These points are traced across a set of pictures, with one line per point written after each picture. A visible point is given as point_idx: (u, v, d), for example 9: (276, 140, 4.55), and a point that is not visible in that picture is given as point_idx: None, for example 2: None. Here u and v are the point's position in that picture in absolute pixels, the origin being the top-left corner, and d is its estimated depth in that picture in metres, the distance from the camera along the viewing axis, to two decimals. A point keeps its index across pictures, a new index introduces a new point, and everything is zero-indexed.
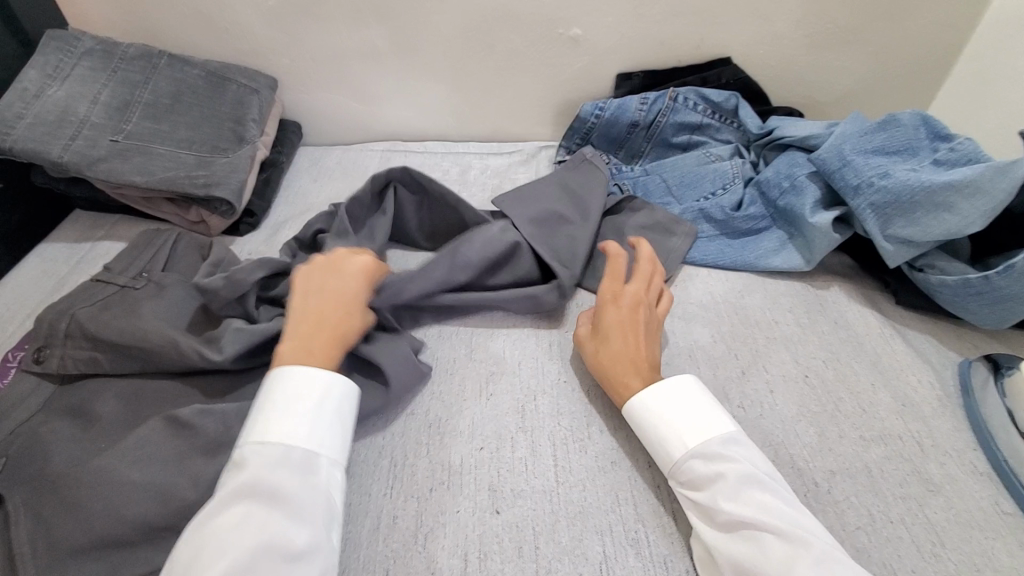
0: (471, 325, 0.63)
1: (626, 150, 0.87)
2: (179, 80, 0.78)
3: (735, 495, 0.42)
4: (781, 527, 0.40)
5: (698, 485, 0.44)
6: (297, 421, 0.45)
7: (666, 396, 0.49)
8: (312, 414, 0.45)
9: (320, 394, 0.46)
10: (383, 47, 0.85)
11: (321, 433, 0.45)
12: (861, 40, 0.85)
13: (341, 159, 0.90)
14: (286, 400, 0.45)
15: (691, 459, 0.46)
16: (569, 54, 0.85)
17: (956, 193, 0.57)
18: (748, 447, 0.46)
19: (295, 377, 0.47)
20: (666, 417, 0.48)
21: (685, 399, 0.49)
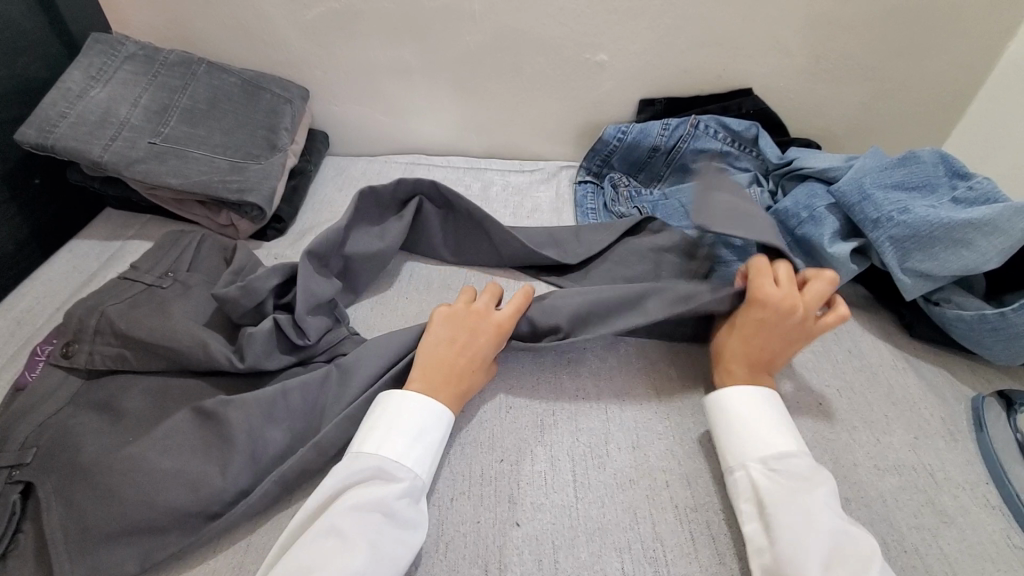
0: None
1: (645, 174, 0.90)
2: (216, 87, 0.80)
3: (816, 504, 0.44)
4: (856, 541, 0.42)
5: (766, 481, 0.46)
6: (410, 438, 0.47)
7: (759, 408, 0.51)
8: (431, 441, 0.48)
9: (434, 420, 0.48)
10: (414, 64, 0.87)
11: (427, 455, 0.47)
12: (878, 77, 0.87)
13: (366, 170, 0.92)
14: (407, 423, 0.47)
15: (769, 459, 0.47)
16: (594, 78, 0.88)
17: (975, 230, 0.58)
18: (816, 465, 0.47)
19: (405, 399, 0.49)
20: (751, 419, 0.50)
21: (763, 417, 0.50)
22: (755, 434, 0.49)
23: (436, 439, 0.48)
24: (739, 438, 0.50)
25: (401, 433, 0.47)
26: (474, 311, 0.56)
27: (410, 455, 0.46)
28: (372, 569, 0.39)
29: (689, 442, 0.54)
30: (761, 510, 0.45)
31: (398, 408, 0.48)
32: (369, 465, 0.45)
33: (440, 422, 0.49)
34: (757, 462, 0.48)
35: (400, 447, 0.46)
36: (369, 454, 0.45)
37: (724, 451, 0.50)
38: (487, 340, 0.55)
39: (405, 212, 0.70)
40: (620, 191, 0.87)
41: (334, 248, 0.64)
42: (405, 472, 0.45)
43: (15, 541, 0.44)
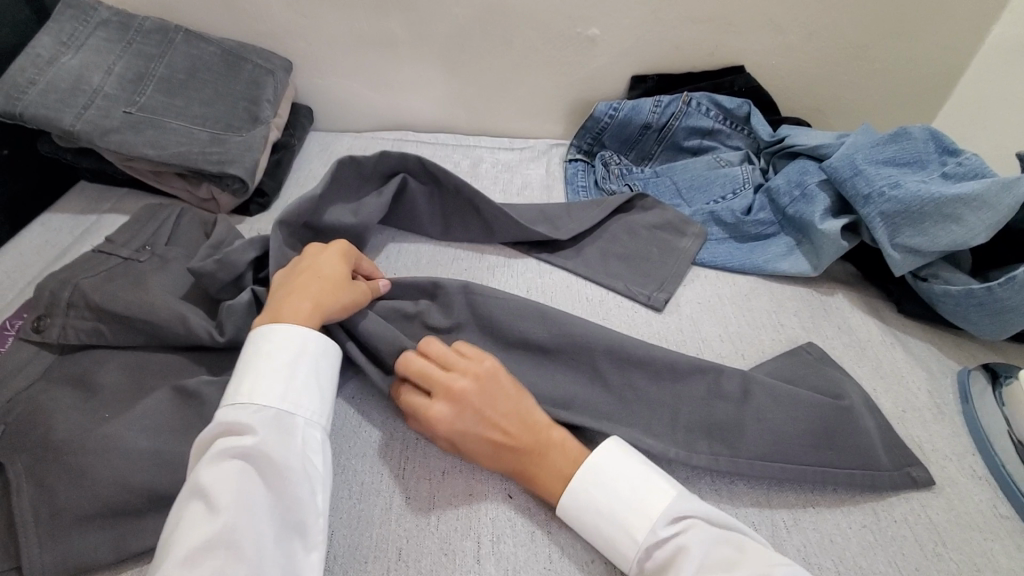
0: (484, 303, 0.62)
1: (636, 152, 0.89)
2: (194, 55, 0.77)
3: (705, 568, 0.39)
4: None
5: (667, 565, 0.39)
6: (257, 378, 0.44)
7: (613, 460, 0.45)
8: (286, 373, 0.45)
9: (281, 348, 0.46)
10: (401, 36, 0.85)
11: (290, 385, 0.44)
12: (867, 56, 0.87)
13: (351, 145, 0.90)
14: (269, 363, 0.45)
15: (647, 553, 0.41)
16: (586, 53, 0.86)
17: (964, 205, 0.59)
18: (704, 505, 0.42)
19: (264, 334, 0.46)
20: (613, 502, 0.43)
21: (625, 470, 0.44)
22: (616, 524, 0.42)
23: (294, 368, 0.45)
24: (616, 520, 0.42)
25: (259, 373, 0.44)
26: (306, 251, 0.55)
27: (260, 394, 0.43)
28: (238, 516, 0.37)
29: None
30: None
31: (251, 351, 0.46)
32: (231, 415, 0.42)
33: (304, 351, 0.46)
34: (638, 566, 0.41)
35: (252, 388, 0.44)
36: (229, 404, 0.43)
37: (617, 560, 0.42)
38: (329, 259, 0.54)
39: (387, 188, 0.67)
40: (611, 169, 0.86)
41: (313, 218, 0.62)
42: (272, 412, 0.43)
43: None
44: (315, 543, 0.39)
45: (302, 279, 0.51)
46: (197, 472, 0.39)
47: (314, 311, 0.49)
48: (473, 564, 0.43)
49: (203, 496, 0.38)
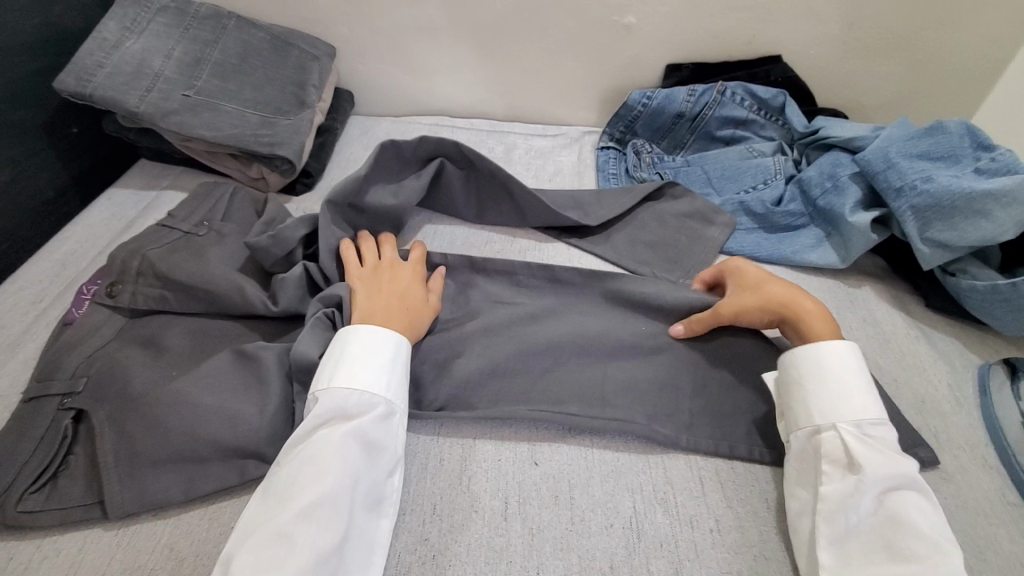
0: (516, 282, 0.65)
1: (669, 140, 0.90)
2: (246, 41, 0.81)
3: (903, 461, 0.45)
4: (934, 515, 0.42)
5: (857, 442, 0.46)
6: (364, 368, 0.49)
7: (852, 368, 0.50)
8: (386, 368, 0.50)
9: (383, 346, 0.51)
10: (442, 22, 0.87)
11: (389, 379, 0.49)
12: (908, 48, 0.86)
13: (390, 130, 0.93)
14: (375, 356, 0.50)
15: (875, 424, 0.47)
16: (621, 41, 0.87)
17: (995, 202, 0.59)
18: (894, 434, 0.47)
19: (365, 335, 0.51)
20: (864, 381, 0.49)
21: (862, 379, 0.49)
22: (851, 390, 0.48)
23: (394, 366, 0.50)
24: (839, 398, 0.48)
25: (368, 365, 0.49)
26: (385, 263, 0.60)
27: (367, 382, 0.48)
28: (343, 484, 0.43)
29: (704, 398, 0.55)
30: (879, 466, 0.44)
31: (351, 340, 0.50)
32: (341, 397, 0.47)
33: (397, 353, 0.51)
34: (850, 427, 0.47)
35: (356, 376, 0.48)
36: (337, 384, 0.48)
37: (813, 409, 0.48)
38: (408, 280, 0.59)
39: (426, 171, 0.70)
40: (643, 157, 0.88)
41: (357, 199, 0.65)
42: (376, 401, 0.48)
43: (67, 462, 0.47)
44: (388, 511, 0.45)
45: (391, 295, 0.56)
46: (308, 441, 0.45)
47: (410, 322, 0.55)
48: (501, 522, 0.46)
49: (313, 463, 0.43)
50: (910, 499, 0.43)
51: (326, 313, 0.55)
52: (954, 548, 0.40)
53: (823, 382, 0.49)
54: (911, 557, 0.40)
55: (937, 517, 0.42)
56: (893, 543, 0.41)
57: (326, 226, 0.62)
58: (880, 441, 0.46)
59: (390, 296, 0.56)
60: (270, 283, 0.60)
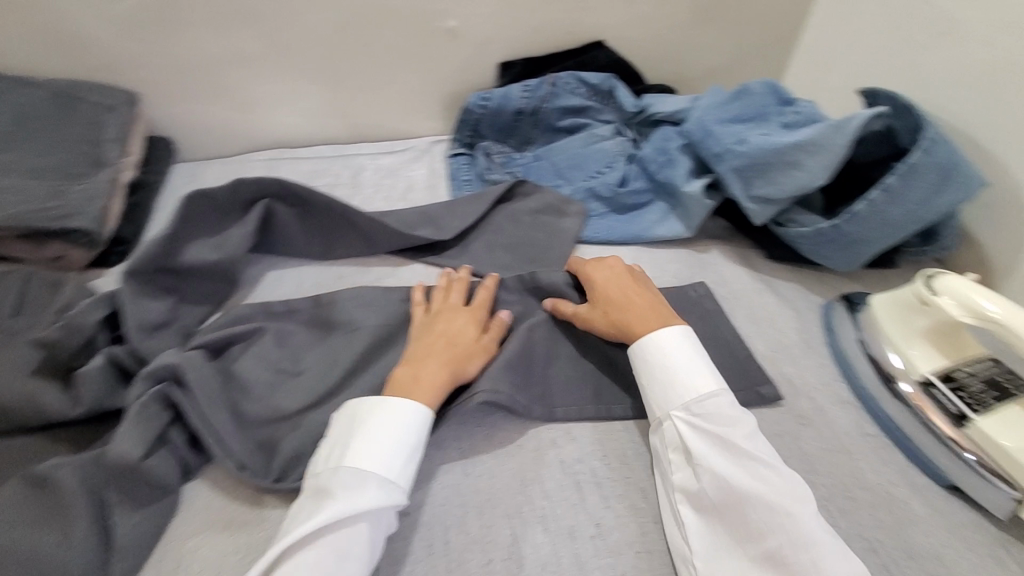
0: (364, 314, 0.60)
1: (516, 137, 0.89)
2: (22, 106, 0.72)
3: (747, 432, 0.47)
4: (792, 485, 0.44)
5: (690, 427, 0.48)
6: (367, 445, 0.45)
7: (682, 349, 0.51)
8: (398, 438, 0.46)
9: (391, 414, 0.47)
10: (253, 51, 0.81)
11: (393, 452, 0.45)
12: (717, 18, 0.91)
13: (221, 173, 0.86)
14: (376, 427, 0.46)
15: (702, 401, 0.48)
16: (447, 46, 0.85)
17: (803, 152, 0.63)
18: (738, 405, 0.48)
19: (379, 409, 0.47)
20: (684, 363, 0.50)
21: (692, 359, 0.50)
22: (682, 374, 0.50)
23: (399, 433, 0.46)
24: (664, 387, 0.50)
25: (362, 438, 0.45)
26: (446, 307, 0.58)
27: (392, 455, 0.45)
28: None
29: (573, 399, 0.54)
30: (716, 449, 0.46)
31: (370, 410, 0.47)
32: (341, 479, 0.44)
33: (412, 420, 0.47)
34: (681, 410, 0.48)
35: (369, 453, 0.45)
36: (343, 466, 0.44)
37: (652, 400, 0.50)
38: (464, 322, 0.56)
39: (250, 217, 0.64)
40: (494, 159, 0.87)
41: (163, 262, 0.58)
42: (375, 477, 0.44)
43: None
44: None
45: (448, 340, 0.54)
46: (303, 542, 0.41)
47: (449, 365, 0.51)
48: None
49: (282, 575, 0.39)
50: (750, 472, 0.44)
51: (159, 390, 0.49)
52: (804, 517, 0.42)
53: (654, 370, 0.51)
54: (759, 531, 0.42)
55: (789, 486, 0.44)
56: (738, 525, 0.43)
57: (131, 303, 0.55)
58: (710, 417, 0.47)
59: (433, 341, 0.53)
60: (70, 377, 0.52)
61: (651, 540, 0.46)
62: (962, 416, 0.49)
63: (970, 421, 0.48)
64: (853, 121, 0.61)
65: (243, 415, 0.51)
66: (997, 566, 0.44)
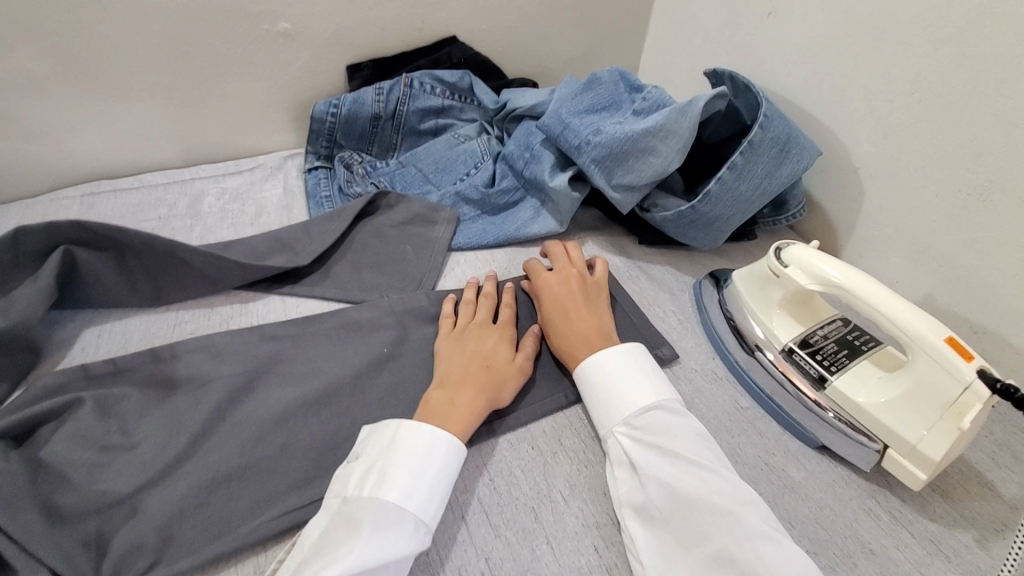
0: (208, 364, 0.52)
1: (377, 145, 0.83)
2: None
3: (693, 442, 0.46)
4: (740, 492, 0.43)
5: (631, 440, 0.47)
6: (415, 481, 0.41)
7: (623, 364, 0.51)
8: (429, 480, 0.42)
9: (429, 451, 0.43)
10: (39, 69, 0.68)
11: (433, 492, 0.41)
12: (566, 8, 0.91)
13: (18, 216, 0.72)
14: (415, 463, 0.42)
15: (640, 413, 0.48)
16: (285, 50, 0.78)
17: (655, 137, 0.63)
18: (674, 415, 0.48)
19: (421, 433, 0.43)
20: (627, 378, 0.50)
21: (633, 375, 0.50)
22: (618, 389, 0.49)
23: (431, 478, 0.42)
24: (606, 402, 0.49)
25: (411, 475, 0.41)
26: (474, 325, 0.55)
27: (419, 502, 0.41)
28: None
29: None
30: (657, 456, 0.45)
31: (414, 440, 0.43)
32: (369, 519, 0.39)
33: (449, 459, 0.43)
34: (622, 424, 0.48)
35: (400, 495, 0.40)
36: (371, 508, 0.40)
37: (595, 416, 0.50)
38: (490, 341, 0.53)
39: (46, 266, 0.54)
40: (355, 170, 0.80)
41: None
42: (388, 528, 0.39)
43: None
44: None
45: (484, 361, 0.51)
46: None
47: (484, 392, 0.49)
48: None
49: None
50: (692, 476, 0.43)
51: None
52: (745, 521, 0.40)
53: (595, 386, 0.50)
54: (697, 540, 0.40)
55: (740, 493, 0.43)
56: (681, 535, 0.41)
57: None
58: (651, 429, 0.47)
59: (486, 360, 0.51)
60: None
61: (546, 562, 0.42)
62: (822, 378, 0.51)
63: (828, 383, 0.50)
64: (697, 104, 0.62)
65: (59, 510, 0.42)
66: (868, 515, 0.46)
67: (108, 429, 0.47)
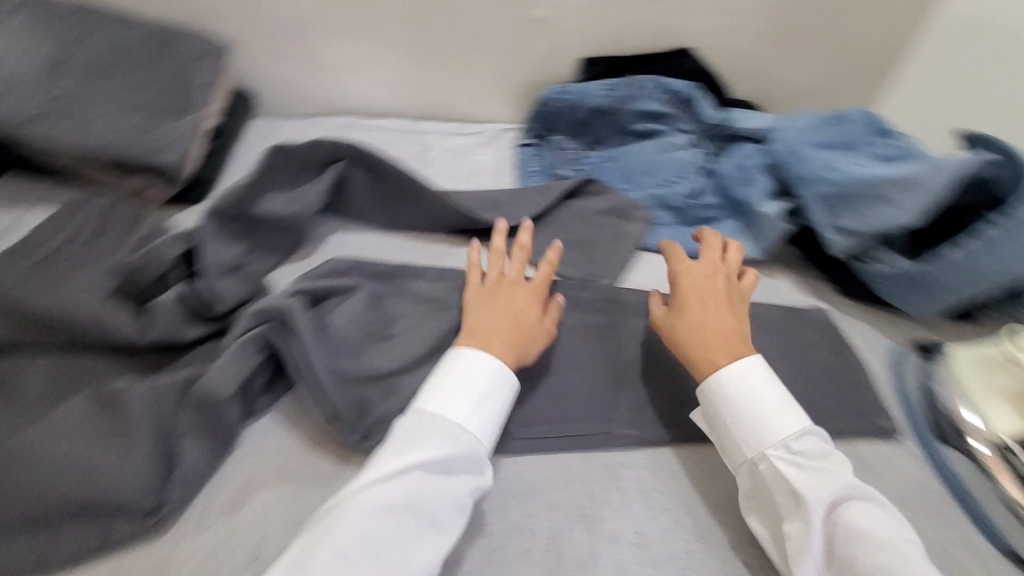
0: (425, 287, 0.60)
1: (587, 136, 0.87)
2: (117, 37, 0.73)
3: (849, 481, 0.46)
4: (908, 535, 0.43)
5: (790, 468, 0.47)
6: (478, 401, 0.48)
7: (750, 381, 0.50)
8: (471, 398, 0.48)
9: (481, 377, 0.49)
10: (343, 18, 0.82)
11: (473, 410, 0.47)
12: (811, 39, 0.88)
13: (295, 133, 0.88)
14: (461, 382, 0.48)
15: (798, 437, 0.48)
16: (533, 35, 0.85)
17: (898, 187, 0.60)
18: (828, 444, 0.48)
19: (468, 360, 0.49)
20: (759, 399, 0.49)
21: (761, 391, 0.50)
22: (772, 416, 0.49)
23: (477, 398, 0.48)
24: (746, 422, 0.49)
25: (457, 395, 0.48)
26: (506, 281, 0.58)
27: (471, 416, 0.47)
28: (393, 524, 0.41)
29: None
30: (816, 489, 0.45)
31: (453, 365, 0.49)
32: (407, 423, 0.46)
33: (489, 383, 0.49)
34: (777, 448, 0.48)
35: (438, 405, 0.47)
36: (413, 414, 0.47)
37: (733, 444, 0.49)
38: (523, 294, 0.56)
39: (325, 176, 0.65)
40: (564, 154, 0.86)
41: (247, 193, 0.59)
42: (451, 431, 0.46)
43: None
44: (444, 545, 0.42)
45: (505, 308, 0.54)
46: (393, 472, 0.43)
47: (514, 349, 0.52)
48: None
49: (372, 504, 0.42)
50: (858, 512, 0.44)
51: (262, 334, 0.50)
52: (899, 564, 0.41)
53: (730, 407, 0.50)
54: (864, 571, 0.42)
55: (909, 537, 0.43)
56: (846, 555, 0.43)
57: (208, 244, 0.56)
58: (811, 458, 0.47)
59: (504, 312, 0.54)
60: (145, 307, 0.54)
61: None
62: None
63: None
64: (962, 162, 0.57)
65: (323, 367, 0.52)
66: None
67: (372, 318, 0.57)
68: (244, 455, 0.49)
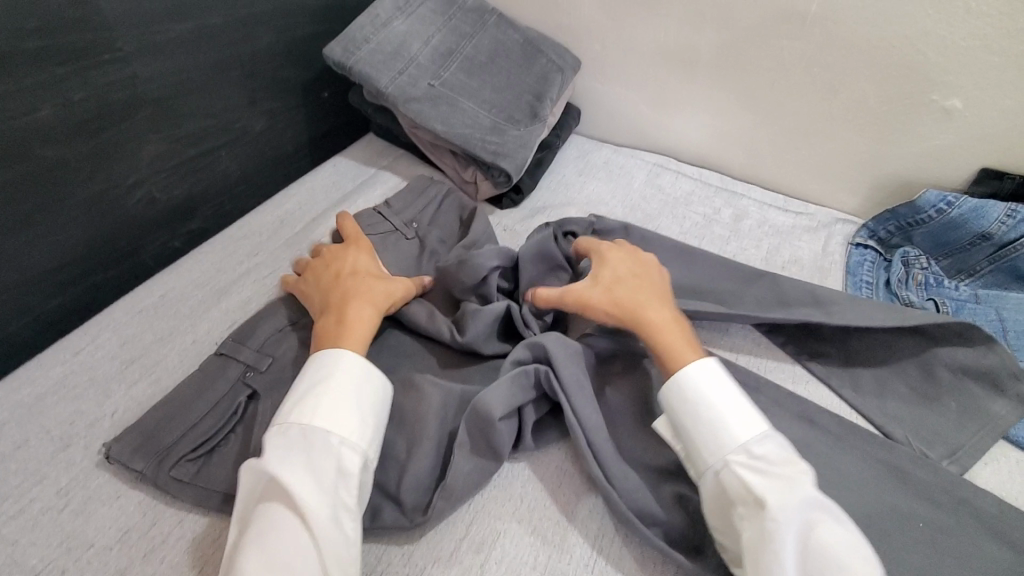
0: None
1: (952, 260, 0.71)
2: (500, 40, 0.78)
3: (803, 515, 0.38)
4: None
5: (752, 476, 0.40)
6: (337, 407, 0.42)
7: (717, 381, 0.45)
8: (339, 405, 0.42)
9: (348, 381, 0.43)
10: (708, 59, 0.76)
11: (359, 424, 0.42)
12: None
13: (609, 160, 0.86)
14: (331, 385, 0.43)
15: (759, 440, 0.41)
16: (931, 127, 0.69)
17: None
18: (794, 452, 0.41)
19: (338, 354, 0.45)
20: (720, 401, 0.43)
21: (731, 400, 0.43)
22: (722, 411, 0.43)
23: (361, 409, 0.42)
24: (712, 426, 0.43)
25: (325, 395, 0.42)
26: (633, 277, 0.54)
27: (351, 428, 0.41)
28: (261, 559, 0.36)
29: None
30: (809, 542, 0.37)
31: (334, 366, 0.44)
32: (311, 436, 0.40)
33: (355, 386, 0.43)
34: (738, 452, 0.41)
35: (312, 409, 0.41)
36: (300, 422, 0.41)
37: (701, 445, 0.43)
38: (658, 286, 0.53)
39: None
40: (912, 271, 0.70)
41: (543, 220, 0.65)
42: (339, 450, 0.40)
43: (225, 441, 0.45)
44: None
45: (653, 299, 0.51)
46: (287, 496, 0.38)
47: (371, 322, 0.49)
48: None
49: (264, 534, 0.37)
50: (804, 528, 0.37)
51: (541, 373, 0.47)
52: None
53: (690, 411, 0.44)
54: None
55: None
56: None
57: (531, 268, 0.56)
58: (771, 464, 0.40)
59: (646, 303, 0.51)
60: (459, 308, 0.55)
61: None
62: None
63: None
64: None
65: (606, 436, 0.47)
66: None
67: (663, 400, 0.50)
68: (500, 490, 0.46)
